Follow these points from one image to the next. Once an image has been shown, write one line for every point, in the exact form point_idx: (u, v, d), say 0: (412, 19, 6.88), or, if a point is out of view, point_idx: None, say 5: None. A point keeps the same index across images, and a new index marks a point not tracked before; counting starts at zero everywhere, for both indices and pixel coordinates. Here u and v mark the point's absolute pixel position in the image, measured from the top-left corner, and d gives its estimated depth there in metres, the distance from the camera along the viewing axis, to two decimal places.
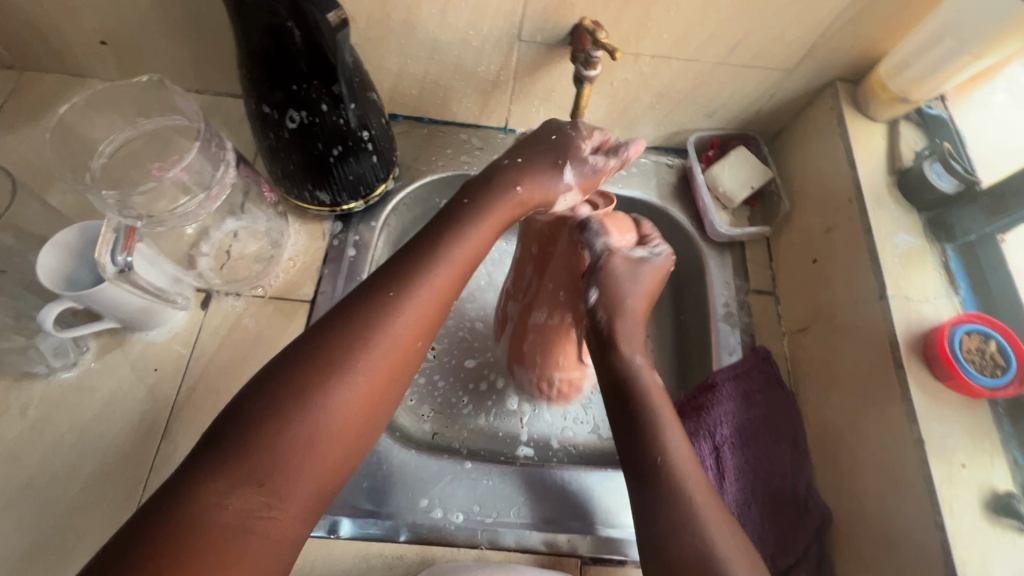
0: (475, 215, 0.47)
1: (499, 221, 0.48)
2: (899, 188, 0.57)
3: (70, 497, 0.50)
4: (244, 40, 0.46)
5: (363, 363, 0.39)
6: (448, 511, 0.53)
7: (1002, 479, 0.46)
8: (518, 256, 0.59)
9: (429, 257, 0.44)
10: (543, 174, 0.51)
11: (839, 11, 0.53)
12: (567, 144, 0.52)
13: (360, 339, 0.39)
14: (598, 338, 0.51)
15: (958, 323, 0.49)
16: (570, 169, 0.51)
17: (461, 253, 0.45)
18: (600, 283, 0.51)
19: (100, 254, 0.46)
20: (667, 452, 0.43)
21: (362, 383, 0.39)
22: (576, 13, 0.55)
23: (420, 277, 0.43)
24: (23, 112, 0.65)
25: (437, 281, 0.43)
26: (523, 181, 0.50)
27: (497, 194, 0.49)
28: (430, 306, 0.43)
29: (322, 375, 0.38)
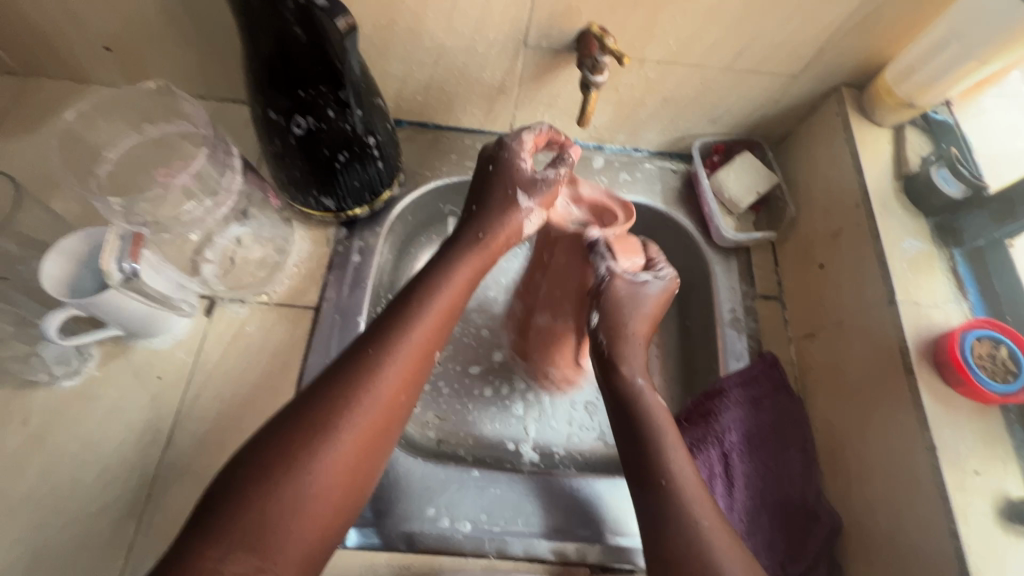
0: (448, 271, 0.49)
1: (471, 270, 0.51)
2: (906, 194, 0.57)
3: (71, 509, 0.49)
4: (252, 46, 0.45)
5: (350, 419, 0.40)
6: (455, 521, 0.52)
7: (1015, 486, 0.45)
8: (532, 262, 0.60)
9: (409, 316, 0.45)
10: (499, 214, 0.53)
11: (845, 17, 0.53)
12: (511, 171, 0.53)
13: (347, 395, 0.40)
14: (600, 356, 0.53)
15: (969, 328, 0.49)
16: (524, 197, 0.53)
17: (435, 307, 0.47)
18: (601, 307, 0.53)
19: (105, 262, 0.44)
20: (673, 471, 0.44)
21: (354, 436, 0.40)
22: (583, 19, 0.55)
23: (398, 333, 0.44)
24: (25, 118, 0.65)
25: (418, 337, 0.45)
26: (483, 228, 0.53)
27: (465, 248, 0.51)
28: (415, 358, 0.44)
29: (311, 436, 0.38)
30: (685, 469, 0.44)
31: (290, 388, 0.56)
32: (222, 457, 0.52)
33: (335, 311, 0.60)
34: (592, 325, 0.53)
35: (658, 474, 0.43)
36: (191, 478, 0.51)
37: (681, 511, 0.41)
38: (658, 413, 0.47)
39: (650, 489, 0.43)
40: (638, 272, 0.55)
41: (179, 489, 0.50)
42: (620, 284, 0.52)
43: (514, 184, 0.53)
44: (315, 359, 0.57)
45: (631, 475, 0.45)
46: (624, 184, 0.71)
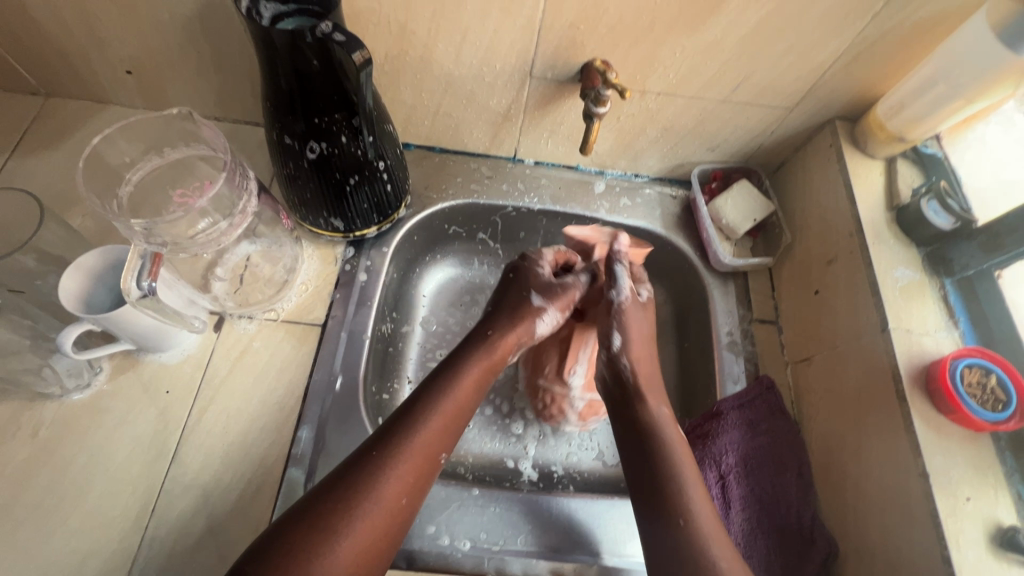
0: (460, 370, 0.51)
1: (482, 366, 0.52)
2: (898, 224, 0.59)
3: (77, 521, 0.50)
4: (270, 77, 0.47)
5: (375, 496, 0.42)
6: (455, 539, 0.53)
7: (1007, 513, 0.46)
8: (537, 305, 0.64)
9: (428, 404, 0.47)
10: (512, 321, 0.55)
11: (838, 55, 0.56)
12: (528, 276, 0.59)
13: (372, 473, 0.42)
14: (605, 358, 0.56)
15: (959, 356, 0.50)
16: (536, 295, 0.57)
17: (446, 407, 0.48)
18: (619, 327, 0.55)
19: (125, 280, 0.46)
20: (689, 512, 0.45)
21: (381, 511, 0.41)
22: (587, 53, 0.57)
23: (413, 432, 0.45)
24: (45, 136, 0.67)
25: (435, 422, 0.47)
26: (494, 326, 0.55)
27: (478, 349, 0.53)
28: (434, 441, 0.46)
29: (340, 510, 0.40)
30: (701, 509, 0.45)
31: (295, 404, 0.57)
32: (227, 471, 0.53)
33: (341, 329, 0.61)
34: (615, 347, 0.55)
35: (672, 510, 0.45)
36: (195, 492, 0.52)
37: (690, 544, 0.43)
38: (678, 456, 0.48)
39: (661, 518, 0.45)
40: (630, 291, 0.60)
41: (184, 504, 0.51)
42: (630, 303, 0.57)
43: (525, 287, 0.58)
44: (321, 375, 0.58)
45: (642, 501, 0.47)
46: (625, 208, 0.73)
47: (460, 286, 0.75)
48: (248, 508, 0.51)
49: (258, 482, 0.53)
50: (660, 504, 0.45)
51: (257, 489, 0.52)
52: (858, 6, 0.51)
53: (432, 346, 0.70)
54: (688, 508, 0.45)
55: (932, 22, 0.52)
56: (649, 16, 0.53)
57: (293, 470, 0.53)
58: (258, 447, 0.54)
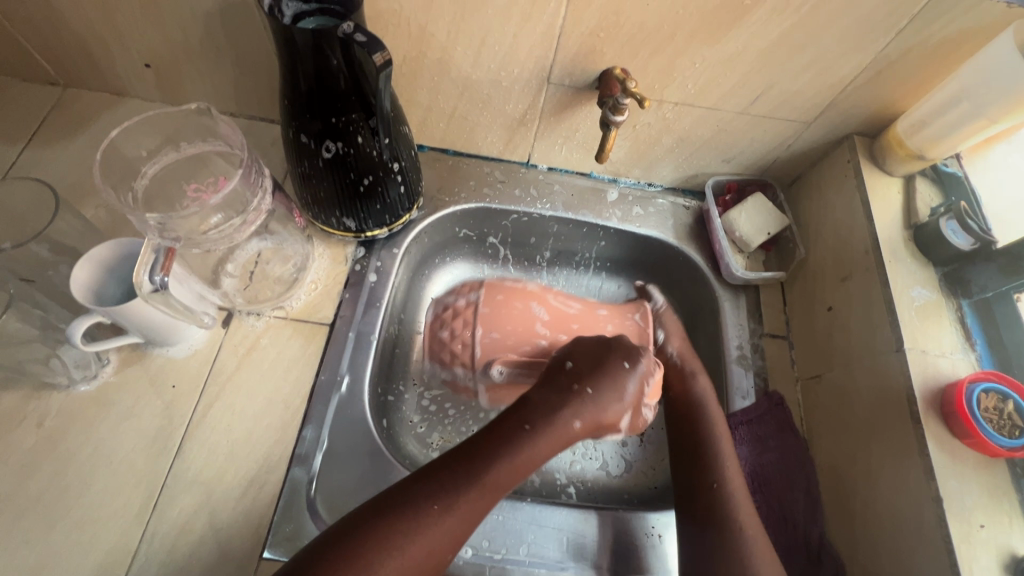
0: (537, 438, 0.47)
1: (551, 445, 0.48)
2: (915, 243, 0.58)
3: (80, 513, 0.49)
4: (289, 74, 0.47)
5: (423, 540, 0.41)
6: (458, 546, 0.52)
7: (1020, 542, 0.45)
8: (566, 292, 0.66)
9: (492, 468, 0.45)
10: (604, 415, 0.51)
11: (858, 71, 0.55)
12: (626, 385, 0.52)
13: (427, 521, 0.41)
14: (676, 371, 0.62)
15: (976, 380, 0.49)
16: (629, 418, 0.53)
17: (504, 474, 0.45)
18: (665, 329, 0.66)
19: (138, 274, 0.46)
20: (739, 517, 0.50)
21: (421, 556, 0.41)
22: (606, 61, 0.57)
23: (468, 495, 0.43)
24: (62, 126, 0.67)
25: (501, 482, 0.45)
26: (583, 416, 0.50)
27: (554, 425, 0.48)
28: (485, 504, 0.44)
29: (376, 547, 0.39)
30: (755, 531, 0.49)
31: (301, 403, 0.56)
32: (230, 469, 0.53)
33: (350, 329, 0.61)
34: (661, 340, 0.65)
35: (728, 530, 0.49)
36: (198, 489, 0.51)
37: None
38: (731, 481, 0.52)
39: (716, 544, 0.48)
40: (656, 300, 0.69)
41: (187, 500, 0.51)
42: None
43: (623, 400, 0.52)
44: (326, 376, 0.58)
45: (694, 523, 0.50)
46: (637, 217, 0.73)
47: None
48: (251, 506, 0.51)
49: (262, 480, 0.52)
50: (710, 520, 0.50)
51: (260, 487, 0.52)
52: (883, 22, 0.50)
53: None
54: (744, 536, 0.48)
55: (956, 41, 0.52)
56: (671, 25, 0.52)
57: (297, 470, 0.53)
58: (262, 445, 0.54)
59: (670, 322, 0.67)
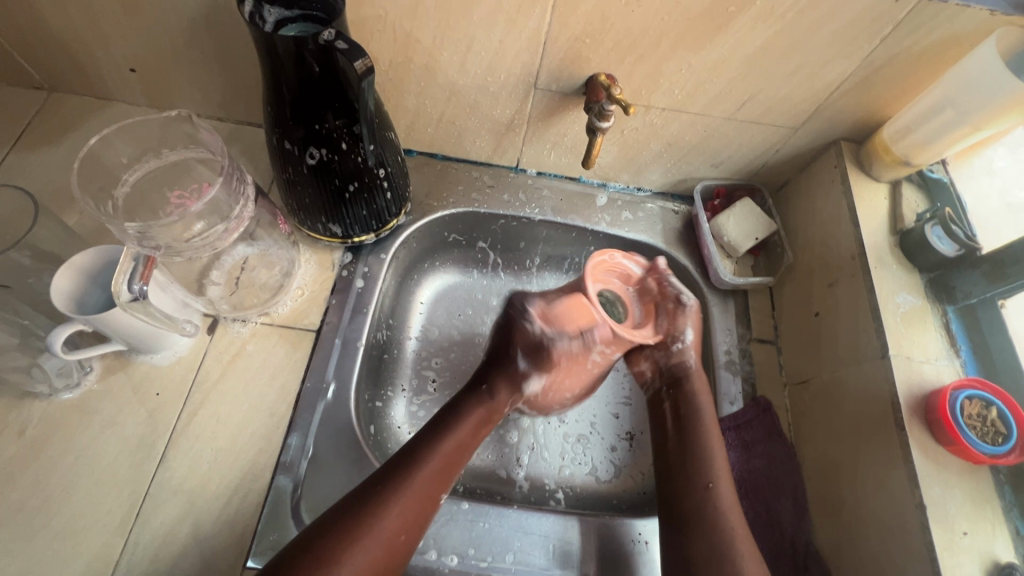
0: (461, 417, 0.52)
1: (479, 418, 0.53)
2: (901, 248, 0.59)
3: (61, 522, 0.49)
4: (272, 81, 0.46)
5: (376, 527, 0.43)
6: (443, 554, 0.52)
7: (1003, 549, 0.46)
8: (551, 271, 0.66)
9: (429, 446, 0.49)
10: (502, 370, 0.56)
11: (845, 77, 0.55)
12: (516, 332, 0.58)
13: (374, 507, 0.44)
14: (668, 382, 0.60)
15: (960, 387, 0.49)
16: (523, 356, 0.57)
17: (444, 450, 0.49)
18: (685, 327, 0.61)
19: (116, 283, 0.47)
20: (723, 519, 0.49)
21: (378, 540, 0.43)
22: (592, 66, 0.57)
23: (412, 471, 0.46)
24: (46, 131, 0.67)
25: (437, 461, 0.48)
26: (489, 378, 0.55)
27: (476, 398, 0.54)
28: (435, 480, 0.47)
29: (337, 548, 0.41)
30: (734, 518, 0.49)
31: (286, 410, 0.56)
32: (213, 478, 0.52)
33: (336, 336, 0.60)
34: (684, 342, 0.60)
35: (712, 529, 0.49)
36: (181, 497, 0.51)
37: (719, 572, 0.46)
38: (720, 478, 0.52)
39: (692, 540, 0.49)
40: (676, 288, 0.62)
41: (170, 508, 0.51)
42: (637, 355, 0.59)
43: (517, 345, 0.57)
44: (312, 383, 0.58)
45: (672, 527, 0.50)
46: (626, 222, 0.72)
47: (458, 295, 0.74)
48: (235, 515, 0.51)
49: (246, 488, 0.52)
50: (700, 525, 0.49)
51: (243, 496, 0.52)
52: (867, 29, 0.50)
53: (428, 354, 0.70)
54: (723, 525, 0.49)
55: (941, 48, 0.52)
56: (657, 31, 0.52)
57: (281, 478, 0.53)
58: (246, 454, 0.54)
59: (693, 322, 0.61)
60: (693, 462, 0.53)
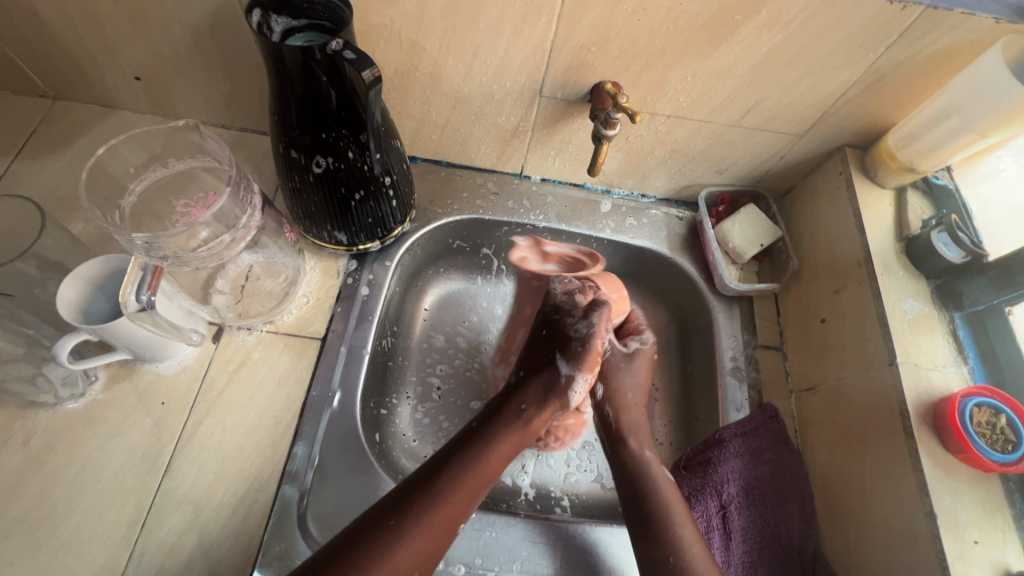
0: (490, 440, 0.51)
1: (511, 444, 0.51)
2: (907, 255, 0.59)
3: (66, 533, 0.49)
4: (279, 90, 0.47)
5: (392, 560, 0.42)
6: (449, 564, 0.52)
7: (1014, 558, 0.45)
8: (519, 330, 0.64)
9: (456, 470, 0.48)
10: (540, 391, 0.55)
11: (849, 84, 0.55)
12: (561, 338, 0.59)
13: (389, 539, 0.42)
14: (609, 433, 0.61)
15: (969, 394, 0.49)
16: (566, 363, 0.57)
17: (471, 476, 0.48)
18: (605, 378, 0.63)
19: (124, 293, 0.46)
20: (681, 551, 0.49)
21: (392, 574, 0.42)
22: (598, 74, 0.57)
23: (435, 499, 0.45)
24: (51, 139, 0.67)
25: (461, 491, 0.47)
26: (526, 399, 0.55)
27: (507, 420, 0.53)
28: (464, 503, 0.47)
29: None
30: (689, 537, 0.50)
31: (291, 419, 0.56)
32: (219, 488, 0.52)
33: (341, 343, 0.60)
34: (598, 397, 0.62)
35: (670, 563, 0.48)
36: (187, 507, 0.51)
37: None
38: (676, 511, 0.52)
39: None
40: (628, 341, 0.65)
41: (176, 519, 0.50)
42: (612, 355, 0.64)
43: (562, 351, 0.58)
44: (319, 391, 0.57)
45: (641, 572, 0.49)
46: (630, 228, 0.72)
47: (462, 302, 0.74)
48: (240, 524, 0.50)
49: (251, 498, 0.52)
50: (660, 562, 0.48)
51: (249, 505, 0.51)
52: (873, 37, 0.50)
53: (433, 361, 0.69)
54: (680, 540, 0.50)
55: (947, 55, 0.52)
56: (662, 39, 0.52)
57: (287, 488, 0.52)
58: (252, 463, 0.53)
59: (640, 372, 0.64)
60: (643, 490, 0.54)
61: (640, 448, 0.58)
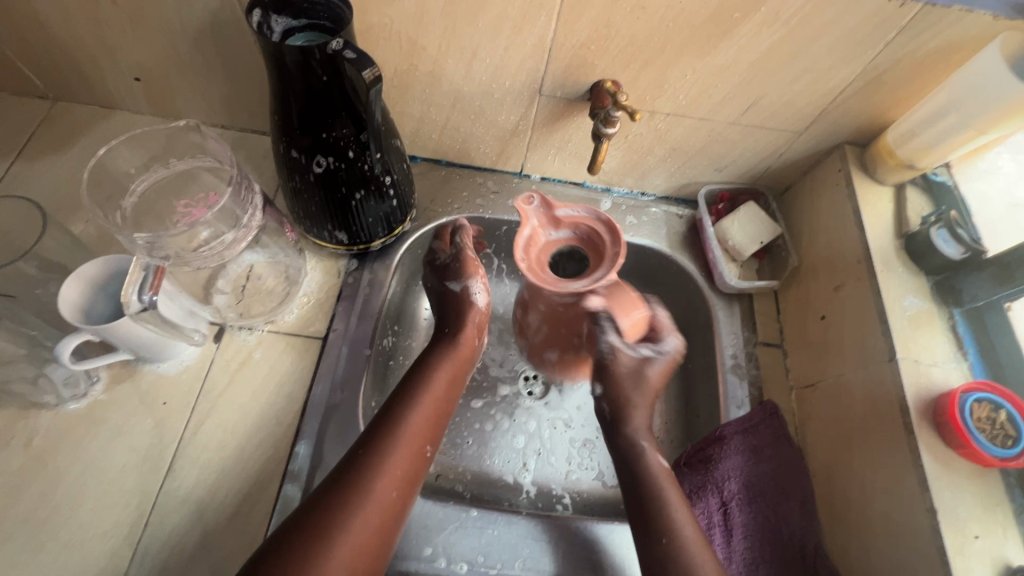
0: (424, 387, 0.53)
1: (445, 381, 0.55)
2: (906, 251, 0.59)
3: (69, 533, 0.49)
4: (280, 90, 0.47)
5: (372, 485, 0.45)
6: (452, 562, 0.52)
7: (1014, 552, 0.46)
8: (524, 300, 0.60)
9: (410, 403, 0.51)
10: (463, 314, 0.60)
11: (848, 82, 0.56)
12: (452, 271, 0.62)
13: (364, 467, 0.45)
14: (607, 417, 0.56)
15: (968, 390, 0.49)
16: (473, 287, 0.61)
17: (415, 421, 0.50)
18: (603, 381, 0.56)
19: (127, 293, 0.47)
20: (674, 530, 0.46)
21: (377, 502, 0.44)
22: (597, 73, 0.57)
23: (398, 431, 0.49)
24: (51, 140, 0.67)
25: (417, 424, 0.50)
26: (450, 326, 0.60)
27: (437, 358, 0.56)
28: (422, 434, 0.50)
29: (333, 512, 0.42)
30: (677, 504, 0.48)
31: (293, 418, 0.56)
32: (221, 487, 0.52)
33: (343, 343, 0.60)
34: (597, 394, 0.57)
35: (668, 536, 0.46)
36: (190, 506, 0.51)
37: None
38: (662, 478, 0.50)
39: (665, 564, 0.44)
40: (641, 346, 0.58)
41: (179, 519, 0.50)
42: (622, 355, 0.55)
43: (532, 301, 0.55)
44: (320, 390, 0.57)
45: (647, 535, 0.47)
46: (630, 226, 0.72)
47: None
48: (243, 524, 0.50)
49: (254, 497, 0.52)
50: (655, 533, 0.46)
51: (252, 505, 0.51)
52: (872, 34, 0.50)
53: None
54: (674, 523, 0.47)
55: (945, 52, 0.52)
56: (661, 38, 0.52)
57: (289, 487, 0.52)
58: (254, 463, 0.53)
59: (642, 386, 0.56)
60: (636, 469, 0.51)
61: (634, 436, 0.54)
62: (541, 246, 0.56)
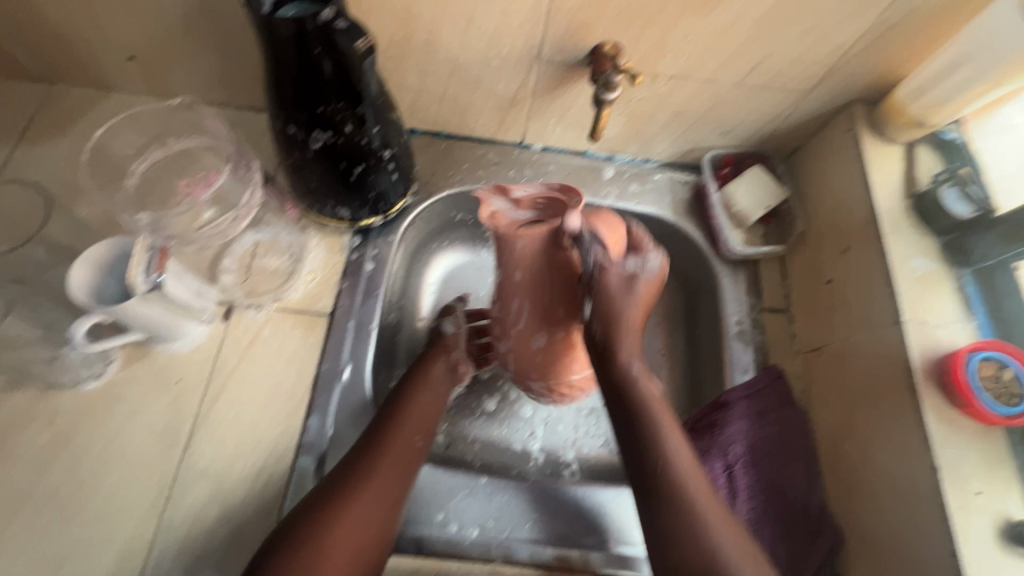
0: (425, 371, 0.56)
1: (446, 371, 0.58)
2: (916, 212, 0.58)
3: (98, 505, 0.51)
4: (274, 64, 0.46)
5: (373, 468, 0.47)
6: (463, 527, 0.54)
7: (1016, 507, 0.46)
8: (502, 285, 0.52)
9: (406, 395, 0.54)
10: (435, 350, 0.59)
11: (858, 36, 0.54)
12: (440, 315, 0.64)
13: (366, 451, 0.48)
14: (597, 347, 0.52)
15: (975, 348, 0.49)
16: (448, 325, 0.61)
17: (417, 404, 0.53)
18: (593, 296, 0.50)
19: (133, 274, 0.47)
20: (668, 462, 0.47)
21: (377, 481, 0.46)
22: (597, 36, 0.55)
23: (394, 420, 0.51)
24: (50, 124, 0.67)
25: (415, 410, 0.53)
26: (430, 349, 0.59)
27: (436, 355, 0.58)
28: (420, 421, 0.52)
29: (342, 493, 0.45)
30: (673, 439, 0.48)
31: (304, 393, 0.57)
32: (238, 459, 0.54)
33: (350, 318, 0.61)
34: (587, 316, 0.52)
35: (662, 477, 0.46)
36: (209, 478, 0.53)
37: (686, 534, 0.43)
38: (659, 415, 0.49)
39: (658, 510, 0.45)
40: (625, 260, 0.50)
41: (199, 489, 0.52)
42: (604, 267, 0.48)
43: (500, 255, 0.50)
44: (329, 365, 0.58)
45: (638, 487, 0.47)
46: (633, 195, 0.71)
47: (466, 274, 0.74)
48: (260, 494, 0.52)
49: (271, 468, 0.53)
50: (652, 477, 0.46)
51: (268, 476, 0.53)
52: None
53: None
54: (680, 477, 0.46)
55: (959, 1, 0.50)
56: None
57: (303, 459, 0.54)
58: (269, 436, 0.55)
59: (630, 298, 0.50)
60: (631, 407, 0.50)
61: (627, 358, 0.51)
62: (509, 222, 0.49)
